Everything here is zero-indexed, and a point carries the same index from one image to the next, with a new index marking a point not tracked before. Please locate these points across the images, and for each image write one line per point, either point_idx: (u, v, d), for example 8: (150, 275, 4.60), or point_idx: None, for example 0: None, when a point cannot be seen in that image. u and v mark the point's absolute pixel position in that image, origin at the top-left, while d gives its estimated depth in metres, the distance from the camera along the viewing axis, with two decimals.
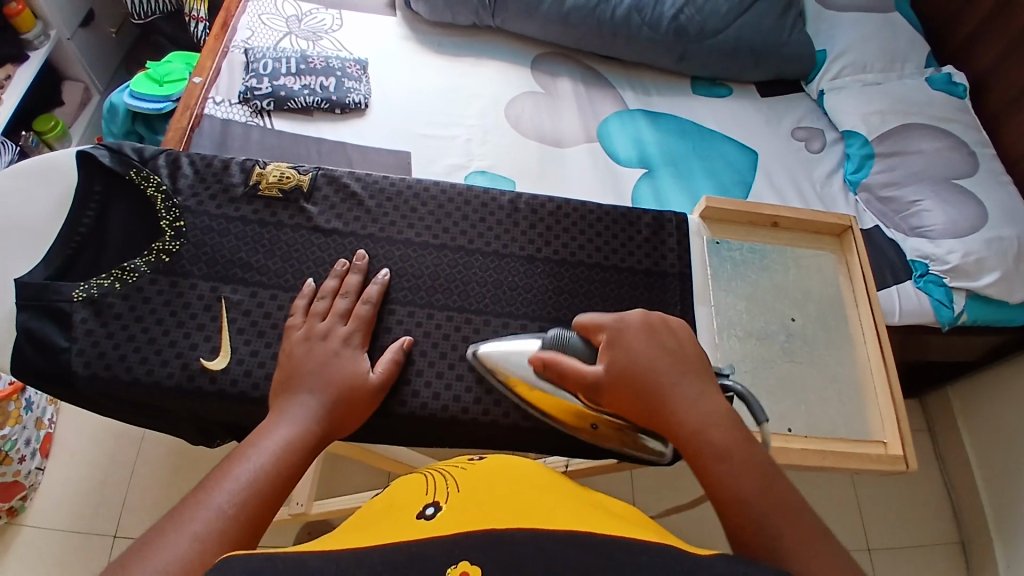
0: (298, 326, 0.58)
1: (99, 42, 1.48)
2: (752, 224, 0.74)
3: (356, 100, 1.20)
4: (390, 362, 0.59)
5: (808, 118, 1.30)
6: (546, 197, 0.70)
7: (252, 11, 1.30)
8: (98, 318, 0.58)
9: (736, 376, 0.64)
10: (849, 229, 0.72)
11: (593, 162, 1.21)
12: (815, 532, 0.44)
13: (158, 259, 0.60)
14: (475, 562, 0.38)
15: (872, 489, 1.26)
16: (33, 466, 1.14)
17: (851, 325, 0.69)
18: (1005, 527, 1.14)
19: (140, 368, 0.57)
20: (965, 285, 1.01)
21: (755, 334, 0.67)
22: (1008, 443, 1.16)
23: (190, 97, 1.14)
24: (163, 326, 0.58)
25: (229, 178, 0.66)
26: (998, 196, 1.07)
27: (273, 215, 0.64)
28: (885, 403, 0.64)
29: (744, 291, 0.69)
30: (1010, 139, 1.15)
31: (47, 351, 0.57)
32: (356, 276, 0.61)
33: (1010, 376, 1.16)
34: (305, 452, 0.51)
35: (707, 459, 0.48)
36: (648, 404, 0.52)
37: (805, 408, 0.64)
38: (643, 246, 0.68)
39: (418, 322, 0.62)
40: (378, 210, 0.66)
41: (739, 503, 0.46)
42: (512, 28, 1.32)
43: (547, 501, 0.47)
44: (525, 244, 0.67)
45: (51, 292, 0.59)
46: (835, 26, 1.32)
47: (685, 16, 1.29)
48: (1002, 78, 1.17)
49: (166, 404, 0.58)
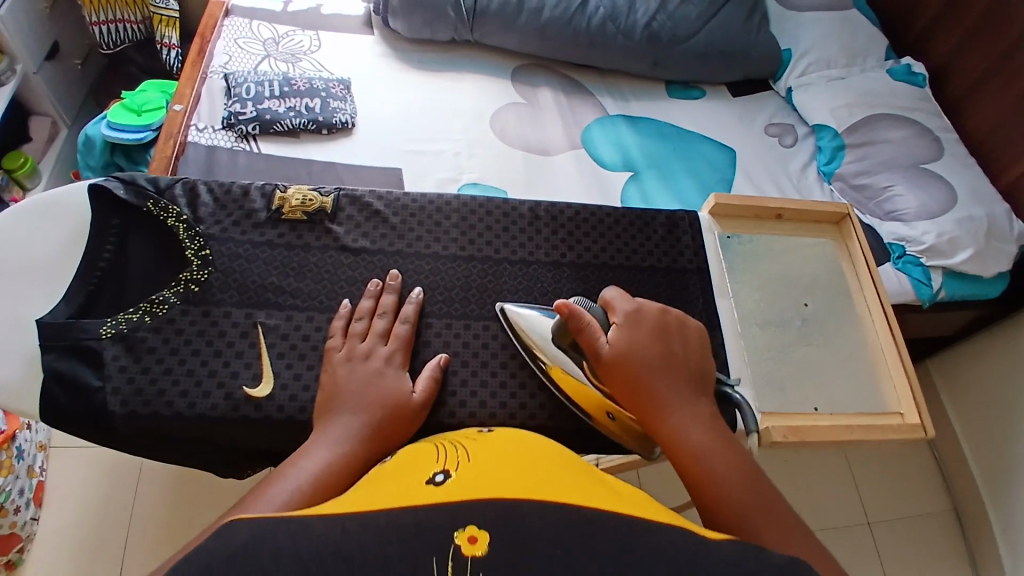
0: (339, 348, 0.59)
1: (66, 75, 1.45)
2: (757, 218, 0.77)
3: (342, 120, 1.20)
4: (430, 378, 0.60)
5: (779, 115, 1.36)
6: (563, 203, 0.72)
7: (228, 36, 1.29)
8: (130, 354, 0.57)
9: (761, 363, 0.67)
10: (847, 216, 0.76)
11: (580, 168, 1.23)
12: (786, 524, 0.50)
13: (187, 290, 0.60)
14: (482, 527, 0.40)
15: (868, 467, 1.32)
16: (27, 517, 1.10)
17: (857, 306, 0.73)
18: (996, 492, 1.20)
19: (182, 401, 0.56)
20: (941, 264, 1.07)
21: (773, 322, 0.70)
22: (990, 411, 1.22)
23: (172, 125, 1.13)
24: (200, 357, 0.58)
25: (251, 204, 0.65)
26: (964, 178, 1.14)
27: (299, 238, 0.64)
28: (898, 376, 0.68)
29: (758, 282, 0.72)
30: (970, 123, 1.22)
31: (78, 393, 0.56)
32: (390, 295, 0.62)
33: (989, 348, 1.23)
34: (348, 472, 0.51)
35: (692, 456, 0.53)
36: (643, 401, 0.56)
37: (828, 387, 0.67)
38: (661, 245, 0.71)
39: (455, 333, 0.64)
40: (403, 226, 0.67)
41: (724, 500, 0.50)
42: (492, 42, 1.34)
43: (575, 484, 0.47)
44: (550, 250, 0.69)
45: (78, 330, 0.57)
46: (798, 26, 1.38)
47: (657, 23, 1.34)
48: (958, 67, 1.25)
49: (209, 436, 0.57)
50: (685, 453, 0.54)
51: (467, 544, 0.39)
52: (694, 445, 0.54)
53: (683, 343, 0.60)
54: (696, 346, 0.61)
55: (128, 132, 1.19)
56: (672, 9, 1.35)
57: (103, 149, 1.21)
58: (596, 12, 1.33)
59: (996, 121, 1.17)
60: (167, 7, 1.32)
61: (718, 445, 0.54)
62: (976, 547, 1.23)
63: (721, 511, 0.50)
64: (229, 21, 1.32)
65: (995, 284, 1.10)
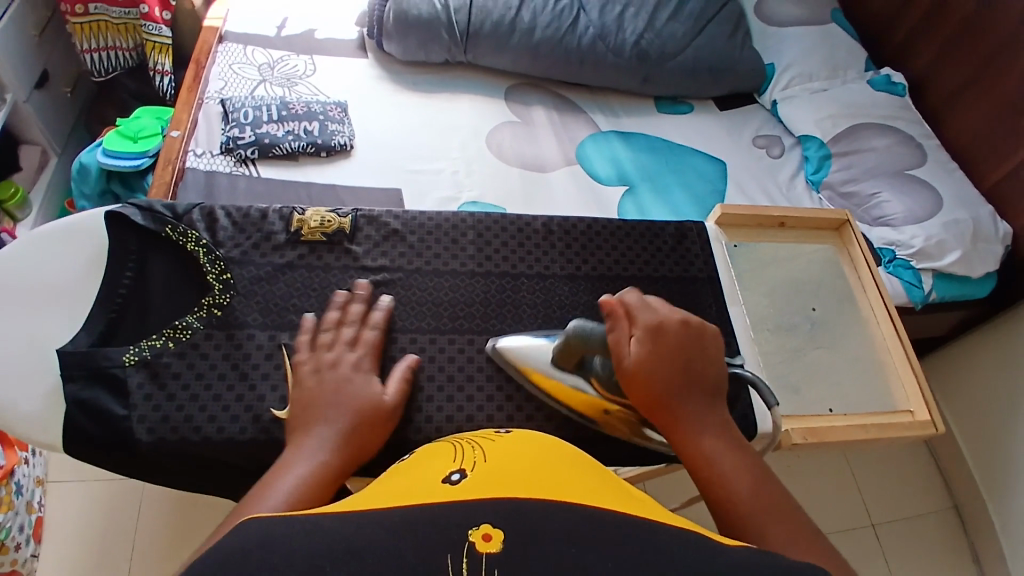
0: (306, 360, 0.59)
1: (56, 104, 1.44)
2: (761, 226, 0.79)
3: (341, 142, 1.21)
4: (401, 379, 0.61)
5: (766, 127, 1.39)
6: (574, 217, 0.75)
7: (223, 62, 1.30)
8: (155, 381, 0.59)
9: (775, 368, 0.69)
10: (846, 222, 0.79)
11: (576, 183, 1.25)
12: (798, 526, 0.50)
13: (210, 314, 0.62)
14: (498, 525, 0.39)
15: (868, 469, 1.34)
16: (27, 553, 1.08)
17: (861, 307, 0.76)
18: (994, 487, 1.23)
19: (210, 426, 0.58)
20: (930, 266, 1.11)
21: (784, 327, 0.72)
22: (983, 407, 1.26)
23: (170, 151, 1.12)
24: (225, 381, 0.60)
25: (270, 227, 0.68)
26: (947, 183, 1.18)
27: (319, 258, 0.68)
28: (905, 375, 0.71)
29: (767, 288, 0.74)
30: (951, 129, 1.27)
31: (105, 422, 0.57)
32: (359, 304, 0.64)
33: (981, 346, 1.27)
34: (325, 487, 0.50)
35: (703, 461, 0.54)
36: (660, 411, 0.57)
37: (840, 389, 0.70)
38: (672, 256, 0.73)
39: (434, 348, 0.66)
40: (421, 244, 0.71)
41: (736, 507, 0.51)
42: (485, 63, 1.37)
43: (574, 481, 0.47)
44: (565, 264, 0.71)
45: (102, 359, 0.59)
46: (780, 41, 1.43)
47: (645, 41, 1.37)
48: (936, 76, 1.30)
49: (236, 460, 0.58)
50: (697, 457, 0.55)
51: (482, 542, 0.38)
52: (708, 455, 0.55)
53: (704, 354, 0.61)
54: (715, 357, 0.61)
55: (125, 159, 1.19)
56: (659, 27, 1.39)
57: (99, 177, 1.21)
58: (586, 31, 1.36)
59: (974, 128, 1.22)
60: (159, 34, 1.33)
61: (733, 455, 0.54)
62: (978, 543, 1.26)
63: (733, 517, 0.50)
64: (223, 47, 1.33)
65: (983, 284, 1.14)
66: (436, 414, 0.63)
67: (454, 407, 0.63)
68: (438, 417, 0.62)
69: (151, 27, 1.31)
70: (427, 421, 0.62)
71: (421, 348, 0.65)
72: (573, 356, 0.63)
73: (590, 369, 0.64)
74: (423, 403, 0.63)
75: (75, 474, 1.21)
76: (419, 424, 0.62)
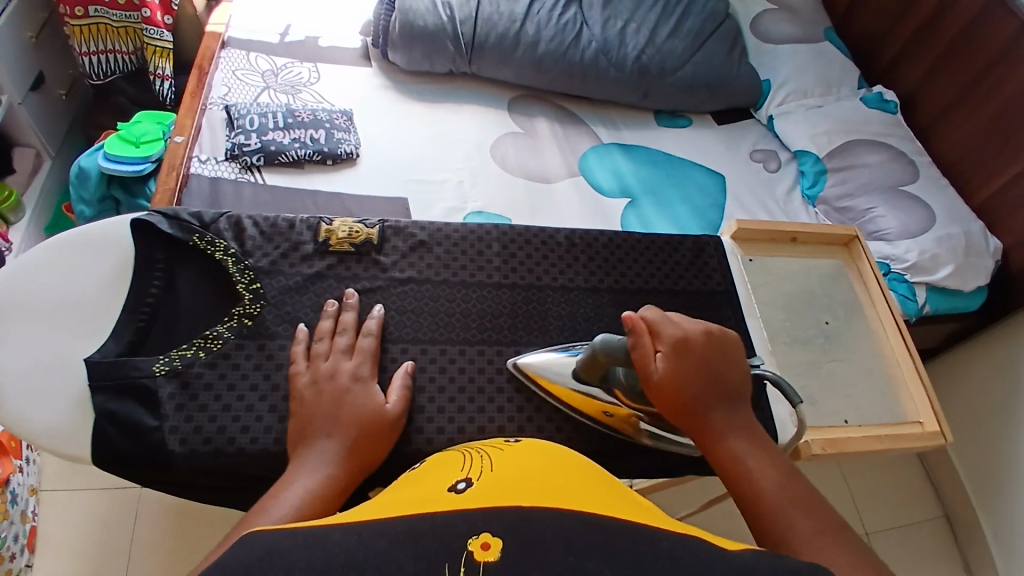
0: (303, 371, 0.62)
1: (51, 106, 1.42)
2: (775, 241, 0.82)
3: (347, 151, 1.20)
4: (401, 388, 0.63)
5: (761, 142, 1.42)
6: (595, 230, 0.78)
7: (225, 68, 1.29)
8: (185, 391, 0.60)
9: (792, 379, 0.73)
10: (856, 239, 0.82)
11: (580, 196, 1.26)
12: (828, 520, 0.51)
13: (240, 324, 0.64)
14: (496, 534, 0.39)
15: (861, 478, 1.37)
16: (21, 564, 1.06)
17: (872, 320, 0.80)
18: (985, 496, 1.28)
19: (242, 438, 0.60)
20: (925, 279, 1.14)
21: (799, 339, 0.76)
22: (976, 417, 1.30)
23: (174, 157, 1.11)
24: (258, 393, 0.62)
25: (298, 237, 0.71)
26: (938, 199, 1.22)
27: (348, 268, 0.70)
28: (915, 387, 0.74)
29: (783, 302, 0.78)
30: (942, 146, 1.31)
31: (136, 434, 0.58)
32: (350, 314, 0.66)
33: (974, 358, 1.31)
34: (329, 498, 0.53)
35: (732, 465, 0.56)
36: (687, 417, 0.59)
37: (853, 402, 0.74)
38: (690, 269, 0.76)
39: (431, 359, 0.67)
40: (449, 256, 0.73)
41: (767, 508, 0.53)
42: (489, 74, 1.38)
43: (580, 488, 0.46)
44: (589, 276, 0.74)
45: (132, 369, 0.60)
46: (775, 58, 1.46)
47: (647, 56, 1.38)
48: (926, 95, 1.35)
49: (268, 471, 0.60)
50: (726, 462, 0.57)
51: (480, 550, 0.37)
52: (736, 457, 0.57)
53: (727, 359, 0.62)
54: (738, 362, 0.63)
55: (127, 164, 1.17)
56: (660, 43, 1.40)
57: (99, 181, 1.19)
58: (589, 45, 1.37)
59: (964, 145, 1.26)
60: (161, 38, 1.31)
61: (761, 457, 0.56)
62: (969, 551, 1.30)
63: (763, 519, 0.52)
64: (225, 52, 1.32)
65: (974, 297, 1.18)
66: (465, 423, 0.65)
67: (485, 418, 0.65)
68: (469, 426, 0.64)
69: (152, 32, 1.30)
70: (457, 433, 0.64)
71: (450, 359, 0.67)
72: (597, 372, 0.64)
73: (613, 380, 0.65)
74: (454, 413, 0.65)
75: (69, 483, 1.18)
76: (449, 434, 0.64)
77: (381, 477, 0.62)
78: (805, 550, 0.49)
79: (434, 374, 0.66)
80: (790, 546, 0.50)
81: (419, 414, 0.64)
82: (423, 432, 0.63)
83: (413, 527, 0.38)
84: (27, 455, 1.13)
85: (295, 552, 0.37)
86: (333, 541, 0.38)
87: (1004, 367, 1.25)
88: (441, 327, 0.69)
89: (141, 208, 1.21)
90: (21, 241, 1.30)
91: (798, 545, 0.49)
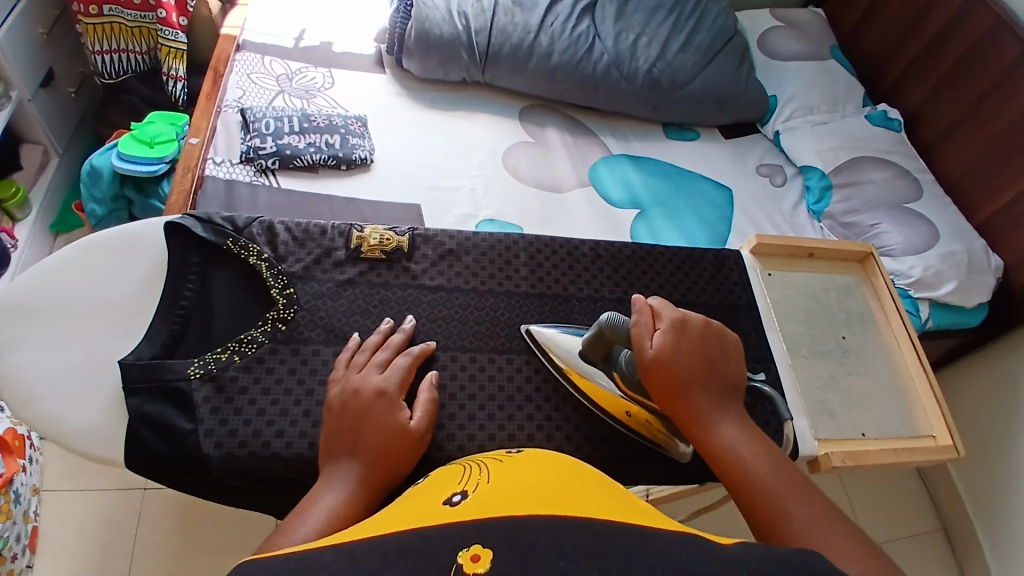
0: (338, 380, 0.64)
1: (60, 104, 1.41)
2: (792, 256, 0.89)
3: (362, 156, 1.20)
4: (427, 402, 0.65)
5: (768, 156, 1.43)
6: (618, 243, 0.84)
7: (240, 71, 1.29)
8: (220, 394, 0.65)
9: (813, 389, 0.79)
10: (871, 255, 0.90)
11: (591, 206, 1.25)
12: (819, 503, 0.54)
13: (275, 329, 0.69)
14: (488, 546, 0.37)
15: (861, 489, 1.39)
16: (23, 564, 1.05)
17: (887, 337, 0.86)
18: (983, 509, 1.30)
19: (277, 442, 0.64)
20: (929, 295, 1.16)
21: (817, 352, 0.82)
22: (976, 431, 1.32)
23: (190, 158, 1.11)
24: (292, 398, 0.66)
25: (331, 243, 0.76)
26: (943, 216, 1.24)
27: (379, 275, 0.75)
28: (929, 404, 0.80)
29: (801, 316, 0.84)
30: (945, 164, 1.34)
31: (172, 437, 0.62)
32: (399, 335, 0.70)
33: (974, 374, 1.34)
34: (353, 515, 0.54)
35: (727, 455, 0.59)
36: (682, 407, 0.62)
37: (871, 414, 0.79)
38: (711, 282, 0.82)
39: (461, 365, 0.71)
40: (477, 266, 0.79)
41: (760, 495, 0.55)
42: (501, 84, 1.39)
43: (581, 493, 0.45)
44: (613, 288, 0.80)
45: (166, 372, 0.65)
46: (782, 74, 1.48)
47: (658, 70, 1.40)
48: (930, 115, 1.37)
49: (303, 476, 0.63)
50: (720, 452, 0.59)
51: (469, 563, 0.36)
52: (730, 446, 0.59)
53: (724, 350, 0.66)
54: (732, 355, 0.66)
55: (142, 164, 1.17)
56: (671, 57, 1.42)
57: (112, 180, 1.19)
58: (602, 58, 1.38)
59: (967, 164, 1.28)
60: (176, 39, 1.31)
61: (753, 446, 0.59)
62: (966, 563, 1.32)
63: (756, 506, 0.55)
64: (240, 55, 1.32)
65: (976, 313, 1.20)
66: (495, 430, 0.68)
67: (515, 426, 0.69)
68: (498, 434, 0.68)
69: (168, 33, 1.30)
70: (488, 439, 0.68)
71: (480, 367, 0.72)
72: (602, 351, 0.69)
73: (615, 364, 0.70)
74: (484, 421, 0.69)
75: (71, 483, 1.17)
76: (480, 441, 0.67)
77: (406, 483, 0.63)
78: (798, 535, 0.51)
79: (464, 382, 0.70)
80: (785, 531, 0.52)
81: (451, 421, 0.68)
82: (455, 439, 0.67)
83: (451, 528, 0.39)
84: (30, 454, 1.12)
85: (336, 554, 0.38)
86: (374, 541, 0.39)
87: (1002, 382, 1.27)
88: (470, 334, 0.73)
89: (154, 209, 1.21)
90: (28, 239, 1.30)
91: (792, 530, 0.52)
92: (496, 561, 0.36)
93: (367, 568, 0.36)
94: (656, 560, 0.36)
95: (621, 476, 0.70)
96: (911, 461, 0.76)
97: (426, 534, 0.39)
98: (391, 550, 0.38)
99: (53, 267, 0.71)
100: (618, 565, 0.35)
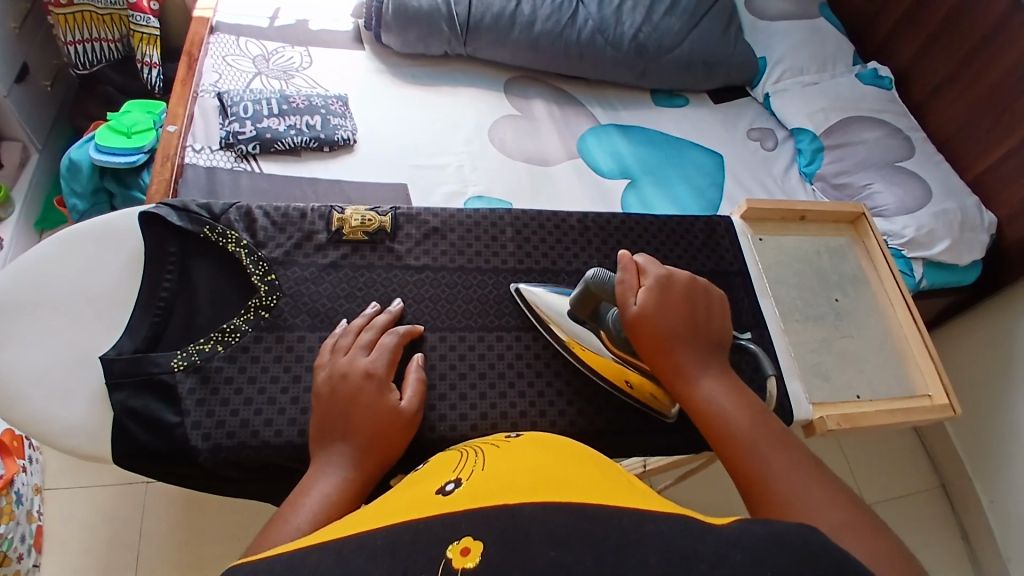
0: (326, 365, 0.63)
1: (35, 97, 1.38)
2: (784, 219, 0.89)
3: (345, 137, 1.17)
4: (416, 382, 0.64)
5: (758, 120, 1.40)
6: (607, 214, 0.83)
7: (215, 54, 1.26)
8: (205, 385, 0.64)
9: (808, 355, 0.78)
10: (863, 216, 0.89)
11: (580, 177, 1.23)
12: (801, 455, 0.53)
13: (258, 316, 0.68)
14: (478, 538, 0.36)
15: (859, 450, 1.41)
16: (30, 564, 1.05)
17: (880, 298, 0.86)
18: (981, 465, 1.31)
19: (267, 431, 0.63)
20: (922, 255, 1.14)
21: (811, 317, 0.82)
22: (972, 389, 1.33)
23: (168, 147, 1.08)
24: (279, 386, 0.65)
25: (312, 226, 0.75)
26: (936, 174, 1.22)
27: (363, 256, 0.74)
28: (925, 363, 0.80)
29: (794, 280, 0.84)
30: (936, 121, 1.31)
31: (160, 432, 0.62)
32: (383, 316, 0.68)
33: (969, 332, 1.34)
34: (348, 502, 0.54)
35: (709, 409, 0.58)
36: (666, 362, 0.61)
37: (867, 377, 0.79)
38: (703, 250, 0.82)
39: (450, 345, 0.70)
40: (462, 242, 0.77)
41: (741, 449, 0.55)
42: (485, 56, 1.35)
43: (577, 476, 0.45)
44: (602, 259, 0.80)
45: (151, 365, 0.64)
46: (770, 34, 1.44)
47: (643, 35, 1.36)
48: (922, 70, 1.34)
49: (296, 463, 0.63)
50: (702, 406, 0.59)
51: (460, 557, 0.35)
52: (714, 402, 0.58)
53: (710, 307, 0.65)
54: (720, 312, 0.66)
55: (119, 155, 1.14)
56: (656, 21, 1.38)
57: (92, 173, 1.17)
58: (585, 25, 1.35)
59: (959, 120, 1.26)
60: (148, 25, 1.28)
61: (735, 400, 0.58)
62: (965, 518, 1.33)
63: (735, 458, 0.55)
64: (214, 38, 1.28)
65: (969, 271, 1.19)
66: (488, 409, 0.68)
67: (507, 404, 0.68)
68: (491, 413, 0.67)
69: (139, 18, 1.26)
70: (480, 419, 0.67)
71: (469, 346, 0.71)
72: (589, 307, 0.69)
73: (603, 323, 0.69)
74: (476, 401, 0.68)
75: (74, 481, 1.17)
76: (472, 420, 0.67)
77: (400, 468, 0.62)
78: (782, 484, 0.51)
79: (454, 361, 0.70)
80: (764, 485, 0.51)
81: (442, 401, 0.67)
82: (447, 420, 0.66)
83: (440, 521, 0.38)
84: (29, 454, 1.11)
85: (327, 552, 0.38)
86: (365, 535, 0.39)
87: (999, 339, 1.27)
88: (459, 313, 0.73)
89: (136, 200, 1.19)
90: (12, 237, 1.28)
91: (771, 484, 0.51)
92: (488, 555, 0.35)
93: (358, 564, 0.36)
94: (651, 548, 0.35)
95: (615, 448, 0.69)
96: (908, 420, 0.76)
97: (417, 527, 0.38)
98: (380, 542, 0.38)
99: (31, 263, 0.70)
100: (613, 554, 0.35)
